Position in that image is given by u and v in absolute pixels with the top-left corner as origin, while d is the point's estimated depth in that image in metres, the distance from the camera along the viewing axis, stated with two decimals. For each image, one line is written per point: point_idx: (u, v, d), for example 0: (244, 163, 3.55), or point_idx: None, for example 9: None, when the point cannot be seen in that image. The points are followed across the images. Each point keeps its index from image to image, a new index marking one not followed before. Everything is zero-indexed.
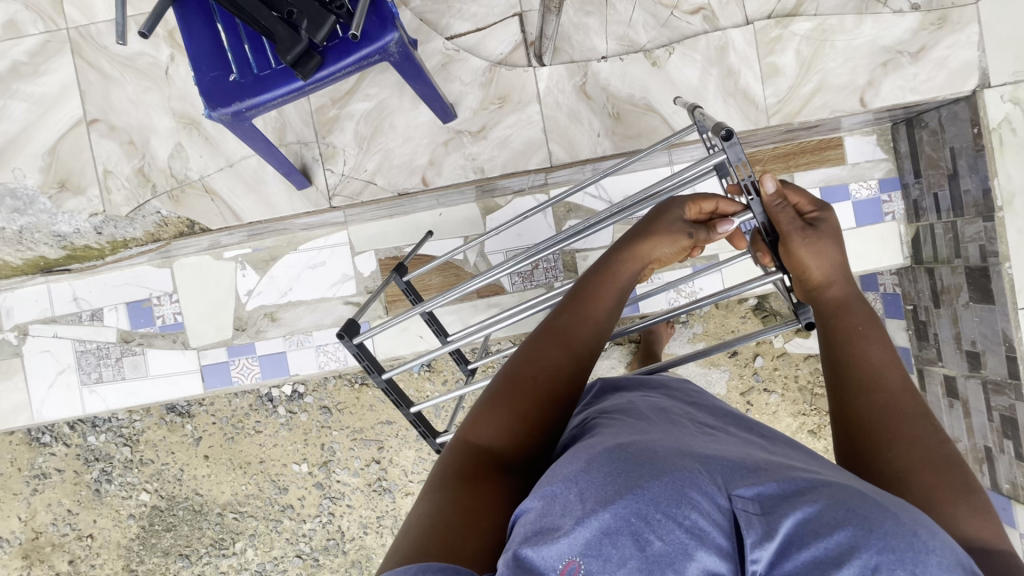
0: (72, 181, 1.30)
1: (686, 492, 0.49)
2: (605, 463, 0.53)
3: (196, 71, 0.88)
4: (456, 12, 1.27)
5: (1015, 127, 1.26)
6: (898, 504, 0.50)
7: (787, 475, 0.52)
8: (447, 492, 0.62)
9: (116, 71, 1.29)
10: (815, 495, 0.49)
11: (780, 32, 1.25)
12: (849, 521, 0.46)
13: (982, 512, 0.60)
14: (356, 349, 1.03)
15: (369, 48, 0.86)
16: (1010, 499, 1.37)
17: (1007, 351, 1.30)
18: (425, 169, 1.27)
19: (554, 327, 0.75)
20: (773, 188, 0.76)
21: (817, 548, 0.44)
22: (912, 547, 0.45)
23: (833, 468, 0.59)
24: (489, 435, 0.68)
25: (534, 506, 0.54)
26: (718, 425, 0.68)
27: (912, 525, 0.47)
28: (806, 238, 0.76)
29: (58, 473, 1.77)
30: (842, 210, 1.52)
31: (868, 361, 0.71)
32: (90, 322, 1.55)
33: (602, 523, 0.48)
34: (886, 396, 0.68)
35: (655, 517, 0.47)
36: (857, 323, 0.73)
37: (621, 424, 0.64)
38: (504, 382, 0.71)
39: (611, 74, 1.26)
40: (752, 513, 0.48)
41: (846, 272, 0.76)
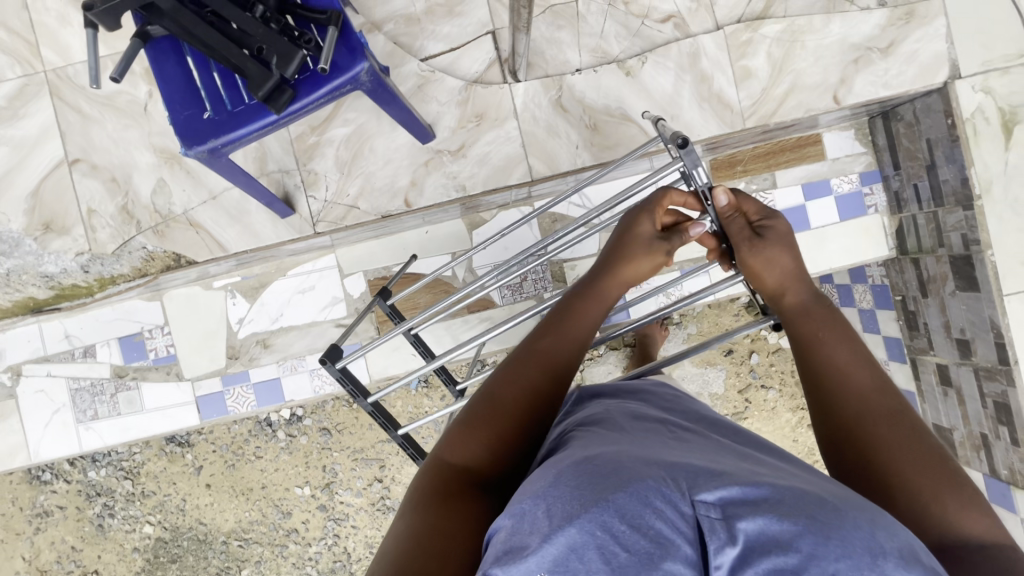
0: (57, 222, 1.31)
1: (649, 501, 0.49)
2: (572, 477, 0.54)
3: (170, 111, 0.89)
4: (430, 34, 1.29)
5: (988, 116, 1.27)
6: (854, 504, 0.53)
7: (751, 480, 0.53)
8: (425, 512, 0.63)
9: (95, 111, 1.30)
10: (778, 502, 0.50)
11: (751, 35, 1.27)
12: (808, 529, 0.47)
13: (973, 506, 0.60)
14: (340, 374, 1.03)
15: (341, 79, 0.87)
16: (1009, 484, 1.36)
17: (996, 338, 1.30)
18: (407, 191, 1.27)
19: (534, 346, 0.76)
20: (725, 200, 0.82)
21: (777, 557, 0.45)
22: (871, 551, 0.47)
23: (799, 474, 0.61)
24: (467, 456, 0.69)
25: (505, 524, 0.54)
26: (690, 431, 0.70)
27: (870, 528, 0.50)
28: (752, 247, 0.80)
29: (60, 510, 1.76)
30: (825, 206, 1.53)
31: (837, 365, 0.72)
32: (83, 359, 1.55)
33: (569, 538, 0.48)
34: (860, 400, 0.69)
35: (620, 529, 0.47)
36: (817, 328, 0.75)
37: (593, 436, 0.65)
38: (483, 402, 0.72)
39: (586, 86, 1.27)
40: (715, 518, 0.48)
41: (799, 276, 0.79)
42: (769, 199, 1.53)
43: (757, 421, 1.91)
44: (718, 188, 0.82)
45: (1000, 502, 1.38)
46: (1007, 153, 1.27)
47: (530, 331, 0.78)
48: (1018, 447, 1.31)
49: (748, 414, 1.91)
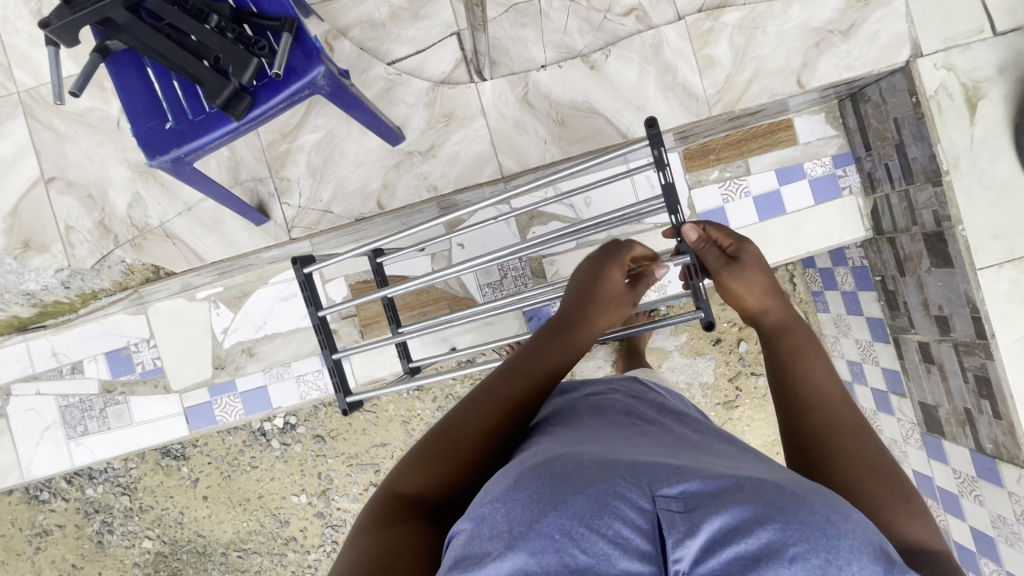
0: (36, 240, 1.33)
1: (609, 503, 0.50)
2: (532, 480, 0.55)
3: (133, 123, 0.91)
4: (395, 38, 1.30)
5: (951, 92, 1.28)
6: (813, 491, 0.53)
7: (713, 473, 0.53)
8: (371, 534, 0.64)
9: (69, 129, 1.32)
10: (739, 491, 0.50)
11: (712, 24, 1.28)
12: (769, 515, 0.48)
13: (921, 514, 0.66)
14: (302, 279, 1.15)
15: (298, 83, 0.88)
16: (994, 459, 1.35)
17: (972, 312, 1.31)
18: (379, 193, 1.29)
19: (500, 391, 0.76)
20: (695, 235, 0.92)
21: (738, 544, 0.46)
22: (826, 532, 0.47)
23: (759, 463, 0.61)
24: (420, 484, 0.70)
25: (464, 528, 0.55)
26: (651, 423, 0.71)
27: (826, 511, 0.49)
28: (734, 271, 0.88)
29: (59, 528, 1.77)
30: (799, 190, 1.54)
31: (812, 379, 0.78)
32: (71, 376, 1.56)
33: (529, 545, 0.49)
34: (830, 411, 0.75)
35: (578, 531, 0.49)
36: (798, 343, 0.82)
37: (559, 436, 0.66)
38: (442, 438, 0.73)
39: (551, 82, 1.29)
40: (675, 511, 0.49)
41: (781, 298, 0.87)
42: (744, 185, 1.54)
43: (748, 409, 1.91)
44: (687, 226, 0.93)
45: (987, 476, 1.37)
46: (972, 128, 1.28)
47: (495, 372, 0.78)
48: (1000, 420, 1.31)
49: (739, 402, 1.91)
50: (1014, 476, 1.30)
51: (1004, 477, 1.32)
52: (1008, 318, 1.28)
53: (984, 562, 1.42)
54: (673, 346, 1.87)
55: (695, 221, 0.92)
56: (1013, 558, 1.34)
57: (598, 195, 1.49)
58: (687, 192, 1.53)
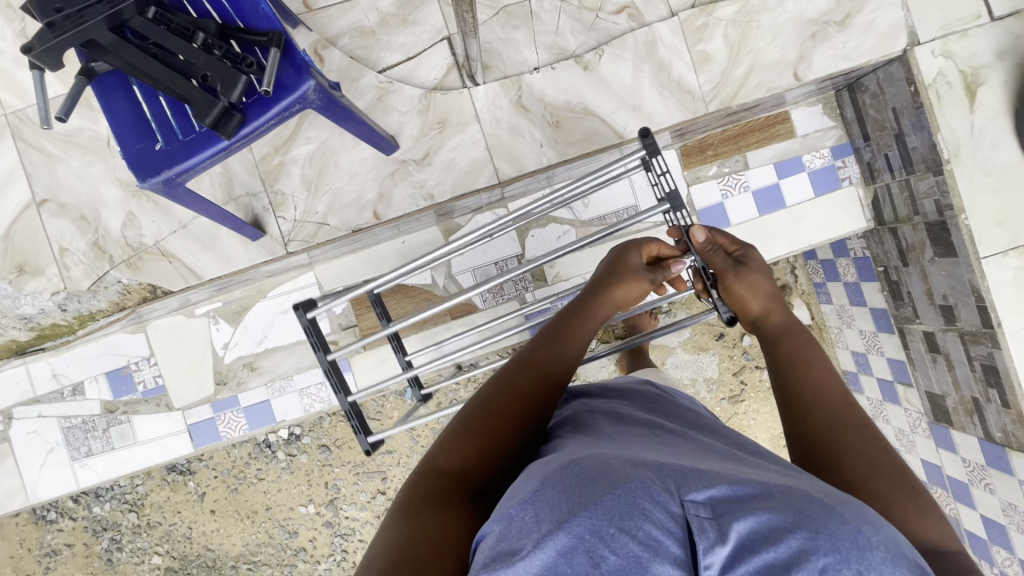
0: (31, 263, 1.32)
1: (639, 503, 0.48)
2: (558, 481, 0.53)
3: (123, 145, 0.89)
4: (385, 44, 1.28)
5: (950, 80, 1.26)
6: (841, 500, 0.52)
7: (739, 478, 0.52)
8: (410, 519, 0.62)
9: (59, 149, 1.31)
10: (766, 498, 0.49)
11: (706, 19, 1.26)
12: (798, 524, 0.47)
13: (930, 513, 0.65)
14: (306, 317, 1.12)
15: (289, 99, 0.87)
16: (1004, 447, 1.34)
17: (977, 302, 1.29)
18: (375, 204, 1.28)
19: (528, 359, 0.78)
20: (703, 237, 0.90)
21: (768, 554, 0.45)
22: (858, 545, 0.46)
23: (784, 471, 0.60)
24: (459, 462, 0.69)
25: (493, 530, 0.53)
26: (672, 431, 0.69)
27: (856, 521, 0.49)
28: (740, 274, 0.86)
29: (68, 548, 1.76)
30: (799, 182, 1.52)
31: (814, 378, 0.78)
32: (72, 397, 1.55)
33: (558, 545, 0.47)
34: (834, 409, 0.74)
35: (608, 532, 0.47)
36: (802, 344, 0.82)
37: (578, 441, 0.65)
38: (474, 417, 0.72)
39: (545, 84, 1.27)
40: (704, 517, 0.48)
41: (782, 302, 0.86)
42: (743, 180, 1.52)
43: (753, 402, 1.90)
44: (696, 228, 0.91)
45: (996, 465, 1.36)
46: (972, 115, 1.27)
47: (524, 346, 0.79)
48: (1009, 408, 1.29)
49: (744, 396, 1.91)
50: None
51: (1014, 465, 1.32)
52: (1014, 306, 1.27)
53: (995, 549, 1.42)
54: (676, 342, 1.86)
55: (702, 223, 0.91)
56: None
57: (596, 195, 1.48)
58: (684, 189, 1.52)
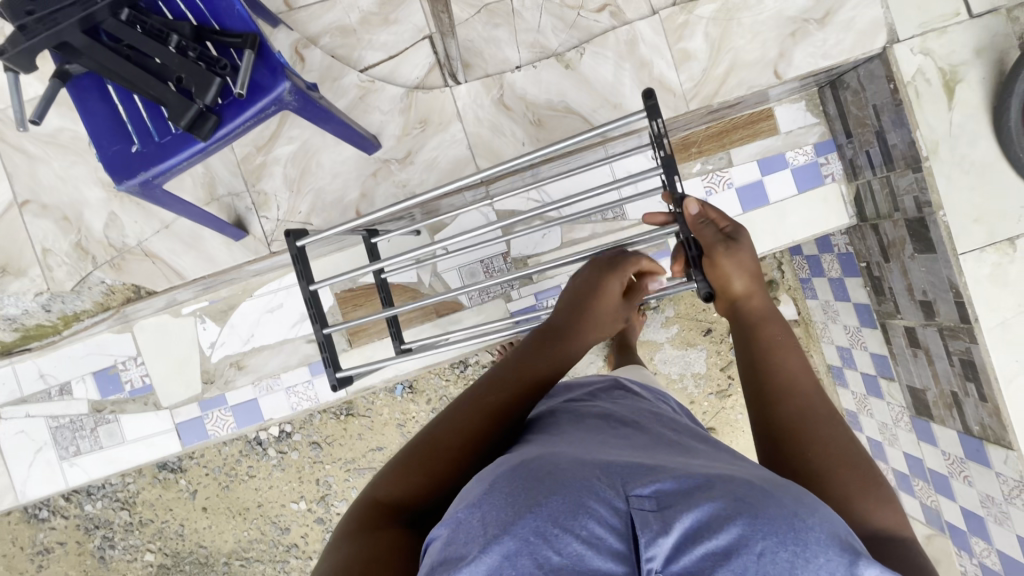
0: (15, 264, 1.32)
1: (583, 503, 0.50)
2: (506, 483, 0.54)
3: (98, 147, 0.89)
4: (367, 43, 1.28)
5: (929, 77, 1.27)
6: (783, 487, 0.53)
7: (684, 471, 0.54)
8: (347, 543, 0.64)
9: (41, 150, 1.30)
10: (710, 489, 0.50)
11: (686, 17, 1.27)
12: (738, 512, 0.48)
13: (888, 502, 0.68)
14: (309, 296, 1.15)
15: (264, 100, 0.87)
16: (982, 440, 1.36)
17: (955, 297, 1.31)
18: (358, 203, 1.28)
19: (486, 396, 0.77)
20: (696, 210, 0.90)
21: (708, 542, 0.46)
22: (796, 529, 0.48)
23: (732, 461, 0.61)
24: (400, 489, 0.70)
25: (441, 533, 0.53)
26: (630, 425, 0.71)
27: (794, 506, 0.50)
28: (730, 249, 0.86)
29: (60, 546, 1.77)
30: (782, 179, 1.53)
31: (786, 369, 0.78)
32: (60, 397, 1.56)
33: (504, 549, 0.48)
34: (803, 400, 0.75)
35: (552, 532, 0.48)
36: (777, 332, 0.82)
37: (539, 440, 0.66)
38: (423, 444, 0.74)
39: (526, 83, 1.27)
40: (648, 511, 0.49)
41: (764, 287, 0.86)
42: (727, 177, 1.53)
43: (741, 397, 1.92)
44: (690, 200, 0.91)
45: (975, 457, 1.38)
46: (950, 113, 1.27)
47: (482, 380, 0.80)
48: (986, 402, 1.31)
49: (732, 391, 1.92)
50: (1001, 457, 1.32)
51: (992, 458, 1.34)
52: (991, 301, 1.28)
53: (974, 540, 1.44)
54: (663, 338, 1.87)
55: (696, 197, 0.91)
56: (1002, 536, 1.36)
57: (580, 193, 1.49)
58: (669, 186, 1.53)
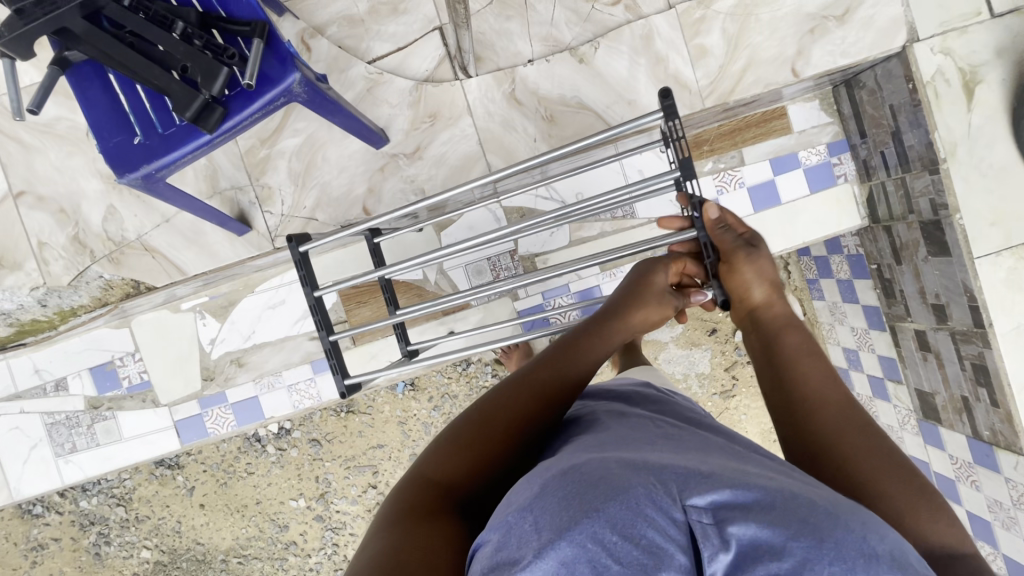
0: (9, 258, 1.29)
1: (641, 510, 0.47)
2: (558, 487, 0.52)
3: (99, 138, 0.86)
4: (375, 34, 1.25)
5: (948, 78, 1.25)
6: (847, 507, 0.51)
7: (745, 481, 0.51)
8: (397, 528, 0.60)
9: (36, 140, 1.26)
10: (774, 505, 0.48)
11: (703, 12, 1.24)
12: (802, 532, 0.46)
13: (942, 515, 0.65)
14: (314, 303, 1.13)
15: (272, 92, 0.83)
16: (992, 445, 1.35)
17: (970, 301, 1.29)
18: (365, 198, 1.25)
19: (532, 376, 0.77)
20: (715, 215, 0.89)
21: (772, 564, 0.44)
22: (863, 553, 0.46)
23: (789, 472, 0.60)
24: (447, 474, 0.68)
25: (491, 538, 0.52)
26: (676, 429, 0.69)
27: (861, 529, 0.48)
28: (750, 257, 0.86)
29: (55, 542, 1.74)
30: (794, 179, 1.51)
31: (812, 381, 0.77)
32: (55, 393, 1.52)
33: (560, 554, 0.46)
34: (835, 412, 0.73)
35: (610, 540, 0.46)
36: (800, 342, 0.81)
37: (581, 444, 0.64)
38: (469, 426, 0.72)
39: (539, 77, 1.24)
40: (708, 524, 0.47)
41: (784, 296, 0.86)
42: (738, 176, 1.51)
43: (745, 397, 1.91)
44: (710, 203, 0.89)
45: (984, 462, 1.37)
46: (969, 114, 1.25)
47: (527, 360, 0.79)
48: (998, 408, 1.30)
49: (736, 391, 1.91)
50: (1010, 462, 1.31)
51: (1001, 463, 1.33)
52: (1006, 306, 1.27)
53: (980, 545, 1.44)
54: (668, 337, 1.86)
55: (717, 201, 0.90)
56: (1009, 542, 1.35)
57: (590, 189, 1.46)
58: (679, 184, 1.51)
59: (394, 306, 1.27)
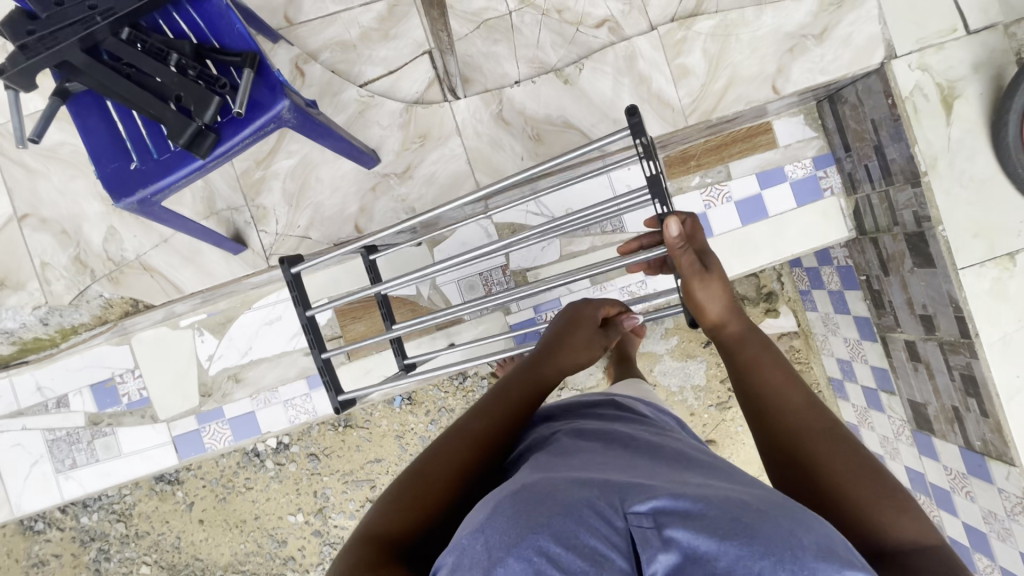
0: (13, 278, 1.33)
1: (584, 520, 0.50)
2: (509, 507, 0.54)
3: (97, 165, 0.89)
4: (366, 58, 1.29)
5: (927, 93, 1.27)
6: (779, 504, 0.53)
7: (681, 488, 0.54)
8: None
9: (40, 164, 1.31)
10: (708, 507, 0.50)
11: (685, 33, 1.27)
12: (733, 530, 0.48)
13: (905, 510, 0.66)
14: (308, 321, 1.16)
15: (263, 118, 0.87)
16: (984, 455, 1.35)
17: (956, 312, 1.30)
18: (357, 217, 1.28)
19: (471, 427, 0.79)
20: (677, 232, 0.87)
21: (709, 564, 0.46)
22: (789, 544, 0.48)
23: (740, 481, 0.62)
24: (394, 526, 0.70)
25: (447, 561, 0.53)
26: (630, 442, 0.71)
27: (789, 525, 0.49)
28: (703, 279, 0.88)
29: (55, 558, 1.76)
30: (781, 192, 1.53)
31: (775, 388, 0.81)
32: (57, 410, 1.55)
33: (509, 571, 0.48)
34: (799, 417, 0.77)
35: (556, 552, 0.48)
36: (758, 354, 0.85)
37: (540, 462, 0.66)
38: (415, 479, 0.74)
39: (525, 98, 1.28)
40: (647, 527, 0.50)
41: (741, 314, 0.89)
42: (726, 190, 1.54)
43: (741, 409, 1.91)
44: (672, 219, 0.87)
45: (977, 473, 1.37)
46: (948, 128, 1.27)
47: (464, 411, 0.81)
48: (988, 418, 1.30)
49: (732, 403, 1.91)
50: (1002, 473, 1.30)
51: (994, 474, 1.33)
52: (992, 317, 1.28)
53: (977, 556, 1.43)
54: (663, 349, 1.87)
55: (680, 216, 0.88)
56: (1005, 553, 1.34)
57: (579, 205, 1.49)
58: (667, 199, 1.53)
59: (390, 321, 1.30)
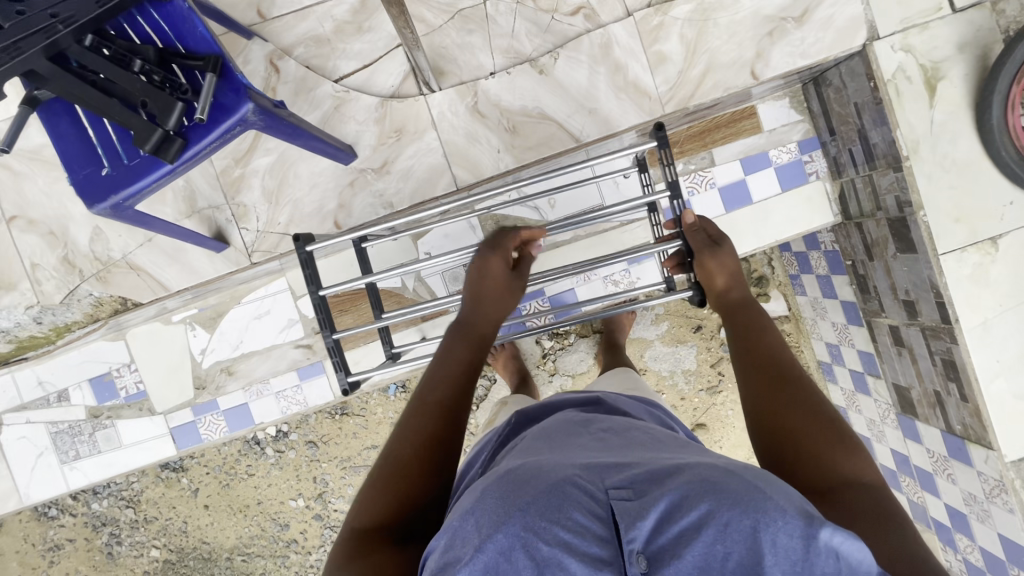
0: (4, 278, 1.36)
1: (568, 497, 0.53)
2: (495, 489, 0.57)
3: (70, 172, 0.91)
4: (341, 53, 1.29)
5: (910, 75, 1.25)
6: (746, 466, 0.57)
7: (656, 464, 0.58)
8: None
9: (26, 166, 1.33)
10: (679, 478, 0.54)
11: (661, 19, 1.25)
12: (706, 492, 0.52)
13: (857, 452, 0.69)
14: (318, 301, 1.16)
15: (229, 121, 0.88)
16: (964, 439, 1.34)
17: (936, 298, 1.29)
18: (336, 213, 1.29)
19: (426, 401, 0.82)
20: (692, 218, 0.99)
21: (683, 520, 0.50)
22: (752, 492, 0.52)
23: (703, 452, 0.64)
24: (373, 516, 0.73)
25: (439, 544, 0.56)
26: (607, 432, 0.72)
27: (756, 481, 0.54)
28: (714, 253, 0.94)
29: (70, 542, 1.83)
30: (765, 178, 1.52)
31: (764, 342, 0.83)
32: (59, 403, 1.60)
33: (498, 545, 0.51)
34: (779, 363, 0.79)
35: (541, 525, 0.51)
36: (753, 315, 0.88)
37: (525, 449, 0.69)
38: (388, 465, 0.77)
39: (500, 89, 1.27)
40: (626, 498, 0.53)
41: (746, 288, 0.93)
42: (710, 176, 1.52)
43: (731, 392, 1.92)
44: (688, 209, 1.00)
45: (956, 456, 1.37)
46: (931, 111, 1.25)
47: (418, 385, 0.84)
48: (967, 403, 1.30)
49: (723, 387, 1.93)
50: (981, 456, 1.30)
51: (973, 457, 1.32)
52: (972, 302, 1.27)
53: (958, 537, 1.44)
54: (653, 335, 1.88)
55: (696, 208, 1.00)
56: (984, 534, 1.36)
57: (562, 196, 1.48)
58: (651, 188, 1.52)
59: (378, 310, 1.29)
